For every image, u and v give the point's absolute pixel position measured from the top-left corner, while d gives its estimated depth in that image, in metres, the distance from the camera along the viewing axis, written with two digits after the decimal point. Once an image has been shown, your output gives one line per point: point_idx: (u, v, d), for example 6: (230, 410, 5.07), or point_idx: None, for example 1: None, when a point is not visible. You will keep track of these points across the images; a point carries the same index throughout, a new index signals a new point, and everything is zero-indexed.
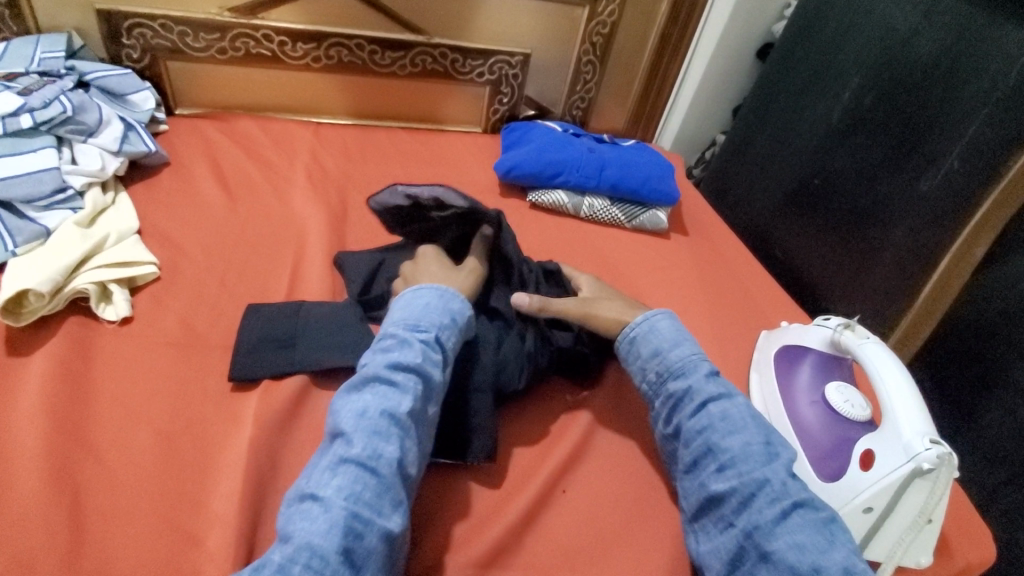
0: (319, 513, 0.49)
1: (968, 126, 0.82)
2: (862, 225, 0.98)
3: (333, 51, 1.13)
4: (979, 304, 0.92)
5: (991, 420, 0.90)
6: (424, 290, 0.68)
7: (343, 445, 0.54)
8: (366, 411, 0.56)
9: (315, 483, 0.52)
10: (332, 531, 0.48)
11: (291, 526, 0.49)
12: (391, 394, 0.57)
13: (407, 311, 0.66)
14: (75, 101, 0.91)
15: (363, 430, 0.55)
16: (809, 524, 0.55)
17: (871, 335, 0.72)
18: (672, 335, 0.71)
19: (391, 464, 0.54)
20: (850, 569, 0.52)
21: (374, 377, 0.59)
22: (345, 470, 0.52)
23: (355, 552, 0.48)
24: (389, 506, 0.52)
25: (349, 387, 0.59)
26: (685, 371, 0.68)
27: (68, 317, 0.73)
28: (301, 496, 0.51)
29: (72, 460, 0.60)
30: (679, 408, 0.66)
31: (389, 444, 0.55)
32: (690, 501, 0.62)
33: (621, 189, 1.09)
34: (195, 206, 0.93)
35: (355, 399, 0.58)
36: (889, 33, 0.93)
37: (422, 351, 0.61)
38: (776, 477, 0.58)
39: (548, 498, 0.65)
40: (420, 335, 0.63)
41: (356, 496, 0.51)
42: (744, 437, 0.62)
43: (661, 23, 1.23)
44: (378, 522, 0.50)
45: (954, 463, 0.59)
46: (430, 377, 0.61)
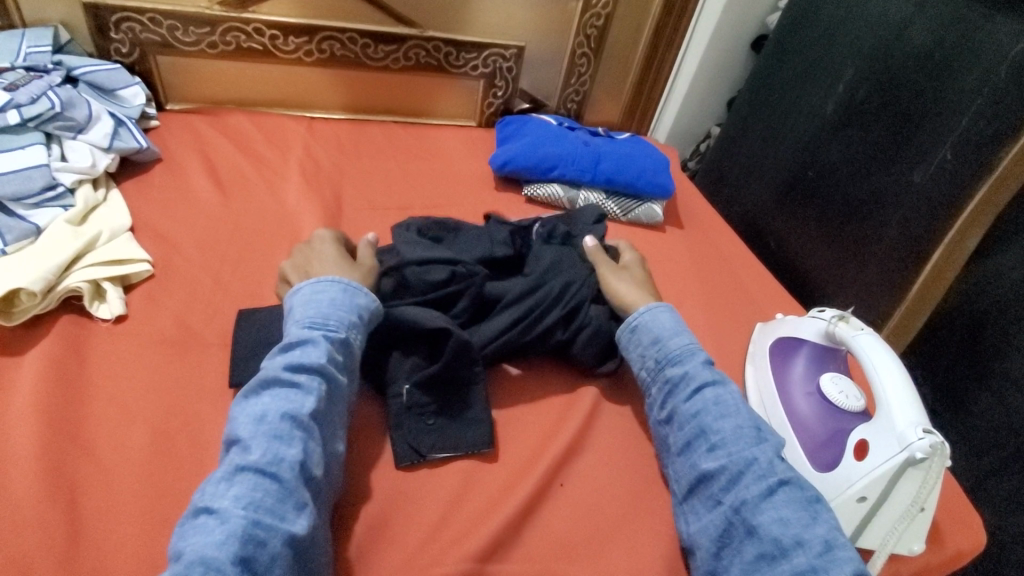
0: (215, 527, 0.48)
1: (959, 120, 0.83)
2: (856, 218, 0.98)
3: (326, 45, 1.12)
4: (972, 296, 0.92)
5: (983, 410, 0.92)
6: (325, 282, 0.66)
7: (241, 454, 0.53)
8: (266, 415, 0.56)
9: (210, 495, 0.50)
10: (228, 542, 0.47)
11: (183, 542, 0.47)
12: (293, 396, 0.57)
13: (311, 310, 0.64)
14: (63, 96, 0.90)
15: (261, 437, 0.54)
16: (795, 500, 0.57)
17: (865, 327, 0.73)
18: (673, 325, 0.72)
19: (293, 467, 0.53)
20: (832, 542, 0.54)
21: (273, 379, 0.58)
22: (243, 479, 0.51)
23: (256, 560, 0.47)
24: (294, 510, 0.51)
25: (248, 392, 0.58)
26: (682, 358, 0.69)
27: (60, 316, 0.72)
28: (195, 511, 0.50)
29: (68, 460, 0.60)
30: (675, 393, 0.67)
31: (291, 447, 0.54)
32: (681, 483, 0.63)
33: (616, 182, 1.09)
34: (187, 202, 0.92)
35: (254, 403, 0.57)
36: (882, 26, 0.93)
37: (326, 352, 0.60)
38: (765, 455, 0.60)
39: (546, 492, 0.65)
40: (327, 333, 0.62)
41: (256, 504, 0.50)
42: (735, 420, 0.63)
43: (656, 15, 1.23)
44: (283, 526, 0.50)
45: (946, 453, 0.59)
46: (334, 378, 0.60)
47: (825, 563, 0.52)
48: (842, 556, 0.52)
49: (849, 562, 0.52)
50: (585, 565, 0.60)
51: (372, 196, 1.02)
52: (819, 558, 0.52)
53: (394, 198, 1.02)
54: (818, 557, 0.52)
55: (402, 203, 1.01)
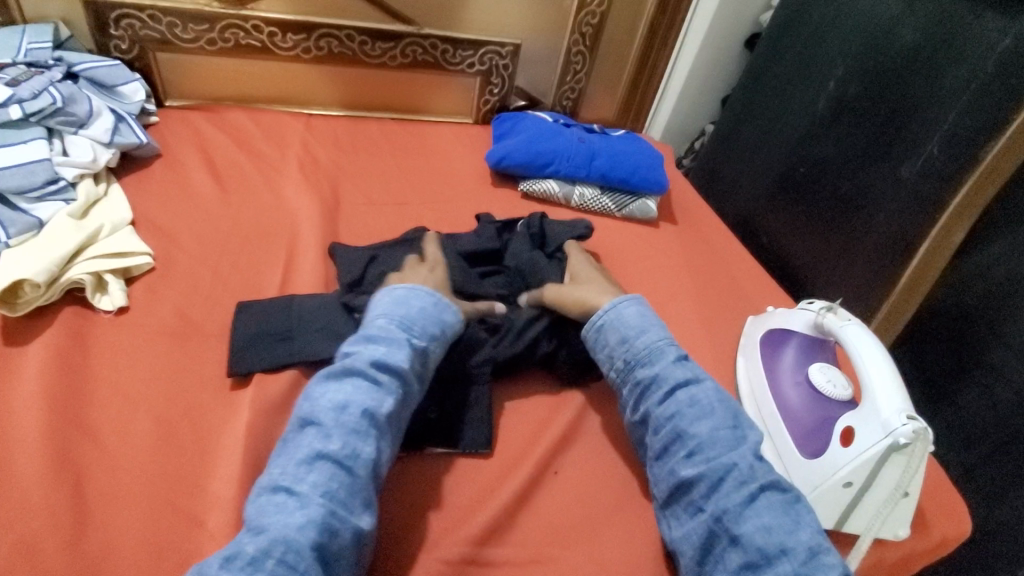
0: (295, 508, 0.51)
1: (946, 116, 0.84)
2: (847, 212, 1.00)
3: (324, 42, 1.13)
4: (958, 290, 0.94)
5: (969, 400, 0.93)
6: (419, 291, 0.70)
7: (322, 441, 0.56)
8: (348, 406, 0.58)
9: (290, 476, 0.54)
10: (308, 527, 0.50)
11: (265, 518, 0.51)
12: (373, 393, 0.60)
13: (400, 313, 0.67)
14: (64, 92, 0.91)
15: (341, 427, 0.57)
16: (776, 506, 0.58)
17: (853, 317, 0.74)
18: (637, 322, 0.73)
19: (366, 465, 0.56)
20: (816, 548, 0.55)
21: (356, 370, 0.61)
22: (322, 467, 0.54)
23: (329, 548, 0.50)
24: (360, 506, 0.54)
25: (329, 375, 0.61)
26: (650, 359, 0.70)
27: (63, 307, 0.73)
28: (274, 487, 0.53)
29: (72, 448, 0.61)
30: (647, 396, 0.68)
31: (366, 444, 0.57)
32: (660, 488, 0.64)
33: (611, 178, 1.10)
34: (187, 197, 0.93)
35: (335, 389, 0.60)
36: (873, 25, 0.95)
37: (408, 357, 0.63)
38: (744, 461, 0.61)
39: (540, 479, 0.67)
40: (411, 338, 0.65)
41: (332, 494, 0.53)
42: (712, 421, 0.64)
43: (650, 13, 1.24)
44: (351, 520, 0.53)
45: (928, 438, 0.61)
46: (410, 384, 0.63)
47: (808, 571, 0.54)
48: (825, 562, 0.54)
49: (832, 567, 0.54)
50: (579, 548, 0.62)
51: (369, 192, 1.03)
52: (803, 565, 0.54)
53: (391, 194, 1.04)
54: (802, 565, 0.54)
55: (399, 199, 1.03)
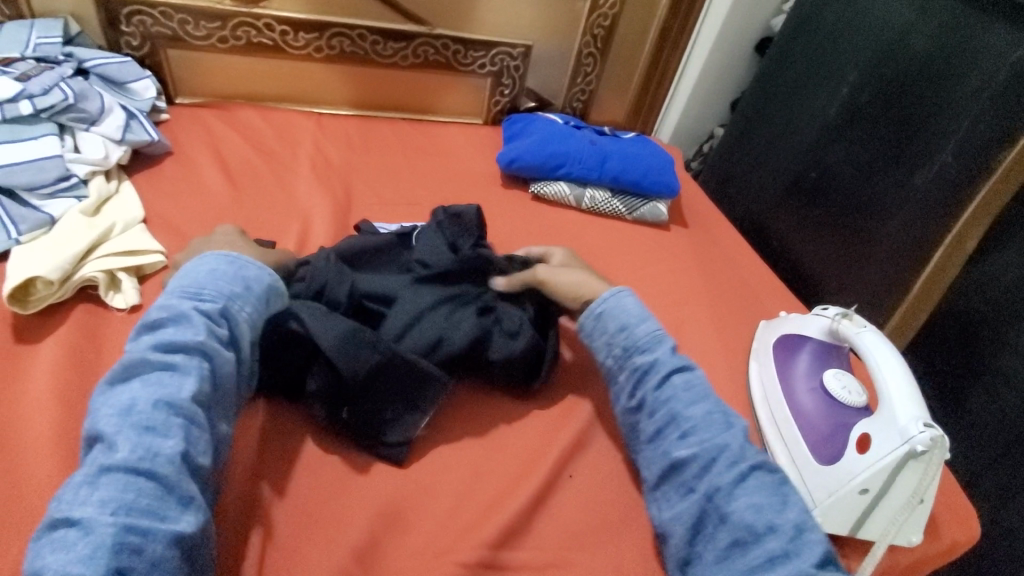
0: (77, 540, 0.43)
1: (959, 125, 0.85)
2: (858, 219, 1.00)
3: (336, 41, 1.13)
4: (969, 296, 0.94)
5: (979, 406, 0.93)
6: (208, 256, 0.64)
7: (106, 453, 0.48)
8: (135, 405, 0.51)
9: (68, 505, 0.45)
10: (96, 555, 0.42)
11: (40, 560, 0.42)
12: (169, 381, 0.53)
13: (188, 287, 0.60)
14: (76, 88, 0.91)
15: (130, 429, 0.49)
16: (766, 486, 0.58)
17: (868, 323, 0.74)
18: (637, 311, 0.72)
19: (172, 460, 0.49)
20: (803, 525, 0.55)
21: (140, 363, 0.54)
22: (110, 480, 0.46)
23: (133, 568, 0.43)
24: (177, 507, 0.48)
25: (111, 380, 0.54)
26: (650, 346, 0.69)
27: (76, 305, 0.73)
28: (53, 524, 0.44)
29: (86, 447, 0.61)
30: (644, 380, 0.67)
31: (169, 438, 0.50)
32: (652, 471, 0.63)
33: (622, 180, 1.10)
34: (198, 195, 0.93)
35: (122, 392, 0.52)
36: (887, 32, 0.95)
37: (203, 330, 0.57)
38: (736, 441, 0.61)
39: (555, 483, 0.67)
40: (201, 307, 0.58)
41: (128, 505, 0.45)
42: (705, 405, 0.64)
43: (662, 15, 1.24)
44: (162, 526, 0.46)
45: (945, 446, 0.61)
46: (216, 358, 0.57)
47: (795, 547, 0.53)
48: (812, 538, 0.54)
49: (819, 544, 0.53)
50: (592, 552, 0.62)
51: (381, 192, 1.03)
52: (791, 542, 0.53)
53: (402, 194, 1.03)
54: (790, 542, 0.53)
55: (411, 199, 1.03)
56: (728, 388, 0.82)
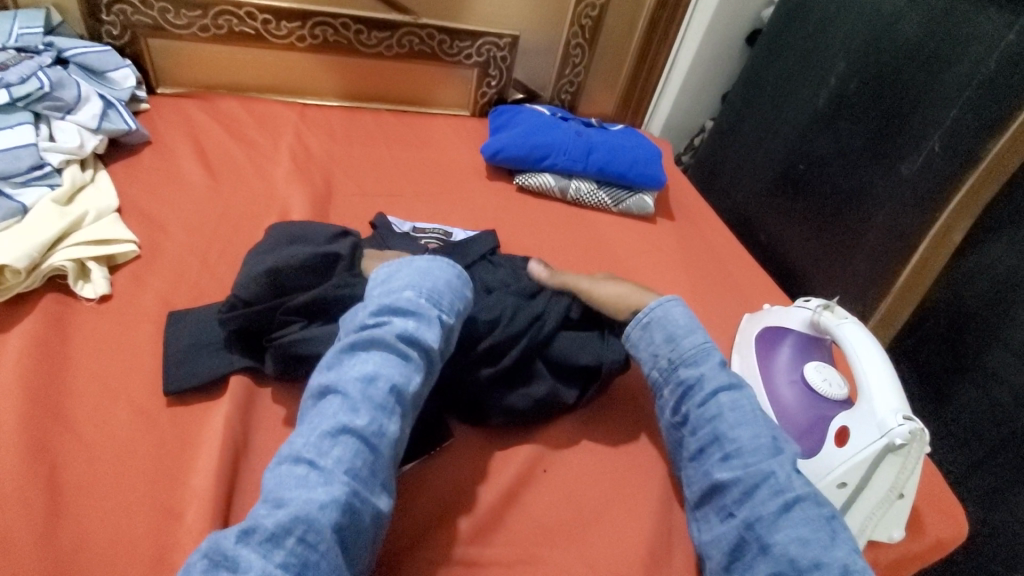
0: (317, 483, 0.51)
1: (948, 113, 0.83)
2: (846, 210, 0.98)
3: (319, 30, 1.12)
4: (957, 289, 0.92)
5: (966, 403, 0.92)
6: (439, 263, 0.69)
7: (348, 414, 0.56)
8: (376, 380, 0.58)
9: (314, 449, 0.53)
10: (329, 507, 0.50)
11: (286, 491, 0.51)
12: (402, 369, 0.60)
13: (431, 291, 0.65)
14: (53, 77, 0.90)
15: (367, 401, 0.57)
16: (812, 519, 0.56)
17: (850, 315, 0.73)
18: (686, 322, 0.71)
19: (390, 443, 0.56)
20: (851, 566, 0.54)
21: (382, 342, 0.60)
22: (347, 442, 0.54)
23: (349, 528, 0.51)
24: (380, 487, 0.55)
25: (355, 347, 0.61)
26: (696, 360, 0.68)
27: (44, 294, 0.72)
28: (296, 459, 0.53)
29: (48, 438, 0.60)
30: (689, 396, 0.67)
31: (391, 421, 0.57)
32: (694, 489, 0.63)
33: (608, 172, 1.09)
34: (175, 184, 0.92)
35: (363, 362, 0.59)
36: (879, 16, 0.93)
37: (438, 336, 0.63)
38: (783, 470, 0.59)
39: (529, 477, 0.66)
40: (442, 316, 0.64)
41: (355, 471, 0.53)
42: (753, 429, 0.63)
43: (650, 7, 1.22)
44: (372, 501, 0.53)
45: (925, 439, 0.59)
46: (436, 364, 0.63)
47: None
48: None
49: None
50: (564, 548, 0.60)
51: (362, 183, 1.02)
52: None
53: (384, 185, 1.02)
54: None
55: (392, 190, 1.01)
56: None
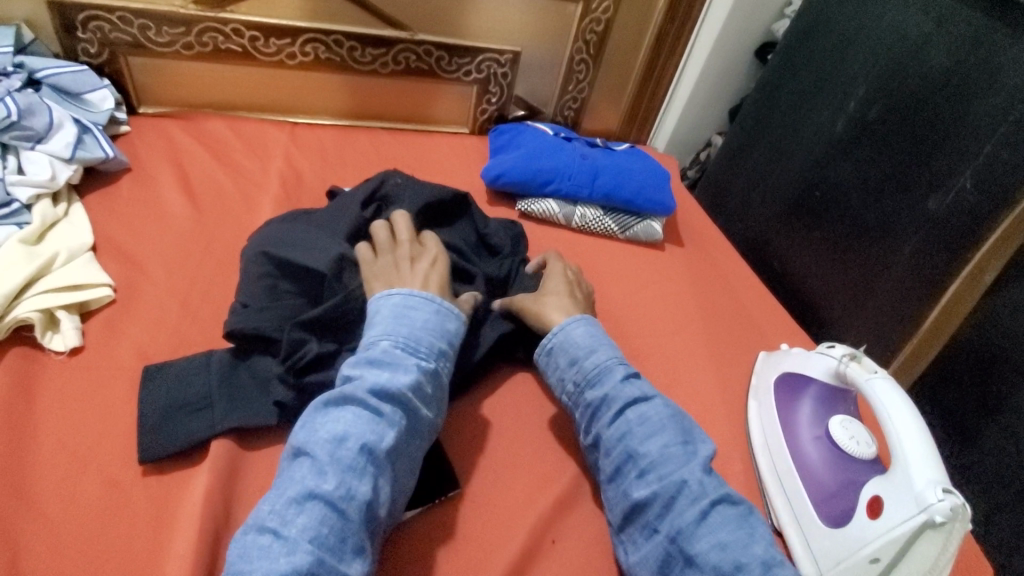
0: (280, 553, 0.46)
1: (980, 148, 0.78)
2: (868, 245, 0.93)
3: (310, 47, 1.06)
4: (986, 327, 0.88)
5: (993, 444, 0.88)
6: (418, 298, 0.64)
7: (315, 477, 0.51)
8: (346, 440, 0.53)
9: (278, 517, 0.49)
10: None
11: (247, 563, 0.46)
12: (374, 425, 0.55)
13: (408, 334, 0.61)
14: (22, 103, 0.84)
15: (337, 463, 0.52)
16: (731, 520, 0.55)
17: (879, 368, 0.68)
18: (588, 342, 0.68)
19: (361, 506, 0.51)
20: (771, 561, 0.52)
21: (355, 398, 0.56)
22: (313, 508, 0.49)
23: None
24: (353, 552, 0.49)
25: (328, 403, 0.57)
26: (599, 378, 0.65)
27: (9, 348, 0.66)
28: (261, 528, 0.48)
29: (8, 518, 0.54)
30: (598, 417, 0.64)
31: (363, 483, 0.52)
32: (615, 512, 0.60)
33: (614, 198, 1.04)
34: (155, 217, 0.86)
35: (333, 421, 0.55)
36: (899, 42, 0.88)
37: (413, 384, 0.58)
38: (694, 477, 0.57)
39: (537, 550, 0.61)
40: (419, 362, 0.60)
41: (321, 539, 0.48)
42: (662, 438, 0.60)
43: (658, 22, 1.17)
44: (341, 569, 0.47)
45: (967, 515, 0.54)
46: (417, 415, 0.58)
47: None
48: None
49: None
50: None
51: None
52: None
53: None
54: None
55: None
56: (725, 430, 0.75)
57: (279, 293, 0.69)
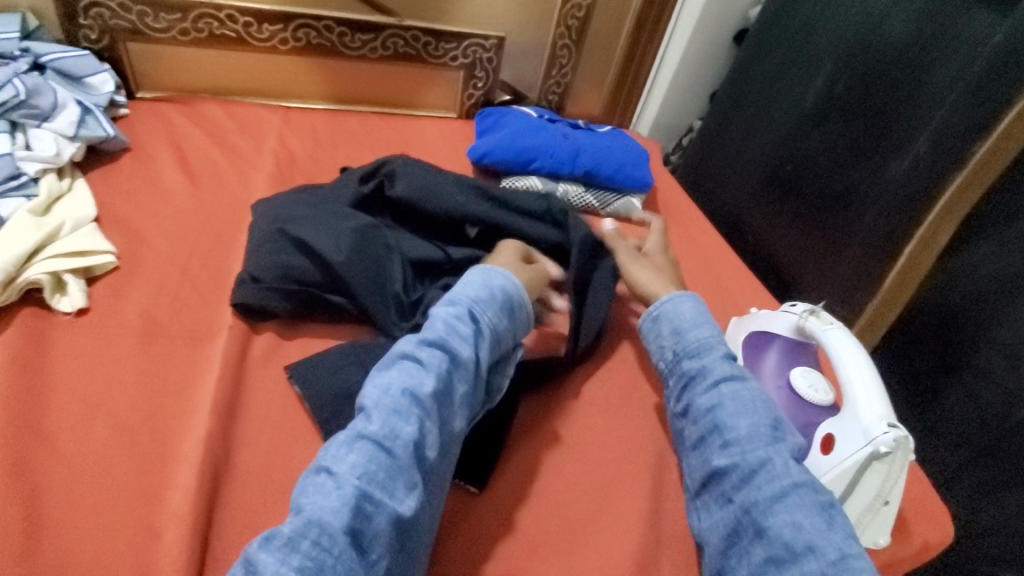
0: (332, 489, 0.50)
1: (934, 114, 0.83)
2: (834, 210, 0.98)
3: (301, 33, 1.10)
4: (943, 290, 0.93)
5: (954, 403, 0.92)
6: (469, 270, 0.71)
7: (363, 422, 0.55)
8: (390, 389, 0.57)
9: (332, 457, 0.53)
10: (341, 509, 0.49)
11: (304, 498, 0.50)
12: (416, 374, 0.58)
13: (448, 297, 0.67)
14: (28, 84, 0.89)
15: (383, 408, 0.56)
16: (809, 504, 0.56)
17: (836, 321, 0.73)
18: (692, 317, 0.73)
19: (406, 445, 0.54)
20: (846, 551, 0.53)
21: (402, 354, 0.61)
22: (361, 448, 0.53)
23: (362, 533, 0.49)
24: (402, 489, 0.52)
25: (382, 362, 0.62)
26: (699, 351, 0.70)
27: (21, 308, 0.70)
28: (317, 468, 0.53)
29: (23, 456, 0.58)
30: (690, 387, 0.68)
31: (408, 424, 0.55)
32: (694, 477, 0.64)
33: (595, 175, 1.08)
34: (155, 192, 0.90)
35: (383, 375, 0.59)
36: (862, 19, 0.93)
37: (446, 331, 0.63)
38: (779, 457, 0.59)
39: (517, 488, 0.65)
40: (455, 316, 0.64)
41: (369, 476, 0.51)
42: (753, 418, 0.63)
43: (637, 8, 1.21)
44: (389, 504, 0.51)
45: (910, 447, 0.60)
46: (456, 357, 0.61)
47: (836, 572, 0.51)
48: (855, 565, 0.52)
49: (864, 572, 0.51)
50: (554, 561, 0.61)
51: None
52: (831, 565, 0.51)
53: None
54: (828, 565, 0.52)
55: None
56: None
57: (285, 264, 0.74)
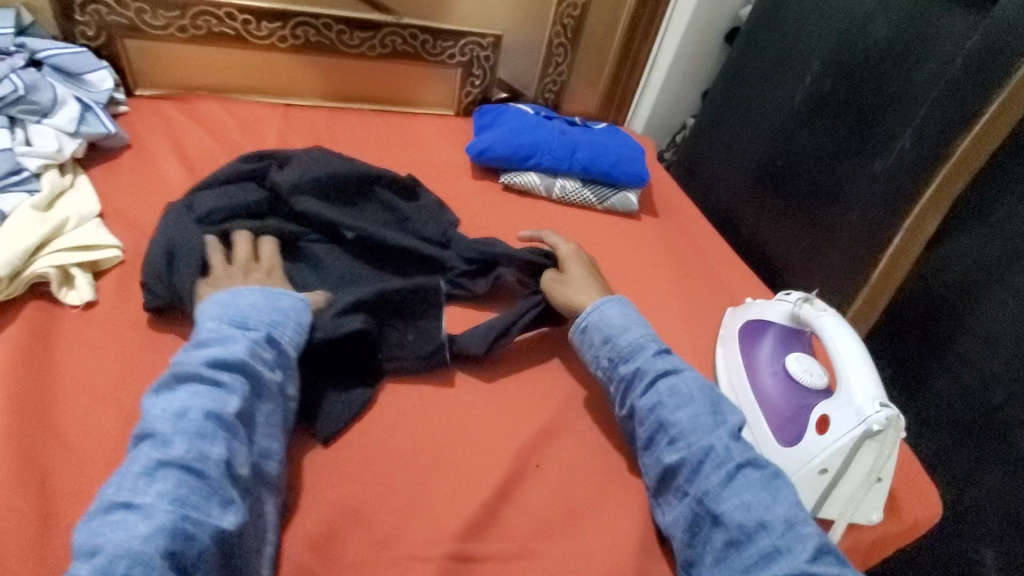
0: (139, 520, 0.46)
1: (918, 111, 0.86)
2: (824, 204, 1.01)
3: (300, 31, 1.11)
4: (932, 278, 0.95)
5: (939, 388, 0.95)
6: (244, 290, 0.65)
7: (161, 448, 0.50)
8: (187, 411, 0.53)
9: (128, 491, 0.47)
10: (156, 535, 0.45)
11: (102, 537, 0.45)
12: (216, 395, 0.55)
13: (234, 314, 0.62)
14: (27, 79, 0.89)
15: (182, 432, 0.51)
16: (755, 484, 0.59)
17: (829, 308, 0.75)
18: (621, 321, 0.72)
19: (219, 465, 0.51)
20: (793, 519, 0.57)
21: (191, 374, 0.55)
22: (166, 475, 0.48)
23: (184, 554, 0.45)
24: (221, 506, 0.50)
25: (162, 386, 0.55)
26: (632, 354, 0.70)
27: (27, 303, 0.71)
28: (111, 505, 0.47)
29: (34, 448, 0.59)
30: (632, 389, 0.68)
31: (216, 445, 0.52)
32: (651, 476, 0.65)
33: (592, 171, 1.10)
34: (157, 188, 0.91)
35: (171, 397, 0.54)
36: (848, 19, 0.96)
37: (249, 351, 0.59)
38: (721, 442, 0.62)
39: (523, 473, 0.67)
40: (247, 334, 0.61)
41: (183, 500, 0.48)
42: (692, 408, 0.65)
43: (631, 7, 1.24)
44: (211, 521, 0.48)
45: (901, 425, 0.63)
46: (259, 376, 0.59)
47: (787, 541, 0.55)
48: (803, 532, 0.56)
49: (811, 538, 0.55)
50: (561, 542, 0.62)
51: None
52: (782, 538, 0.55)
53: None
54: (781, 538, 0.55)
55: None
56: None
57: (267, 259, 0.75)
